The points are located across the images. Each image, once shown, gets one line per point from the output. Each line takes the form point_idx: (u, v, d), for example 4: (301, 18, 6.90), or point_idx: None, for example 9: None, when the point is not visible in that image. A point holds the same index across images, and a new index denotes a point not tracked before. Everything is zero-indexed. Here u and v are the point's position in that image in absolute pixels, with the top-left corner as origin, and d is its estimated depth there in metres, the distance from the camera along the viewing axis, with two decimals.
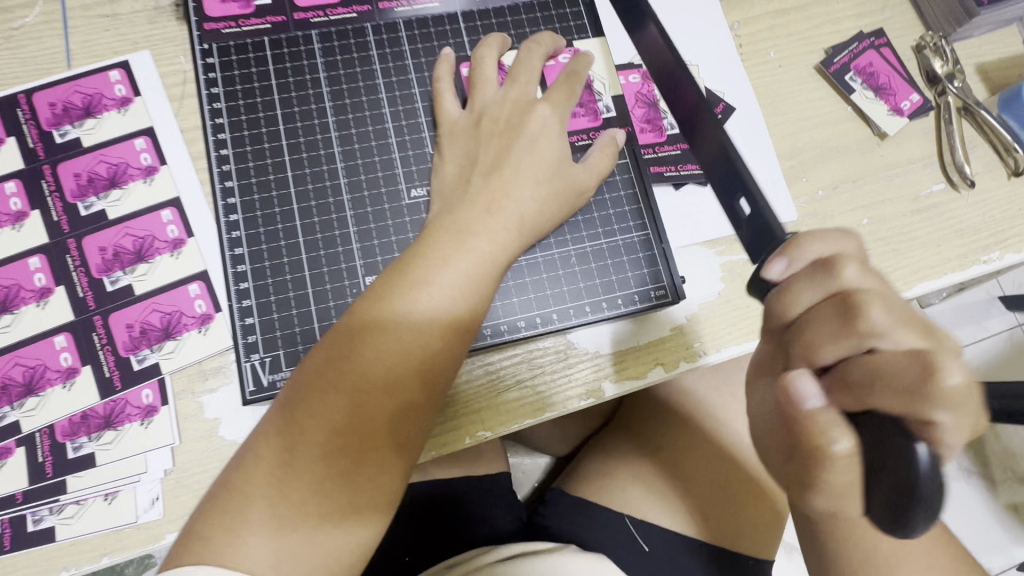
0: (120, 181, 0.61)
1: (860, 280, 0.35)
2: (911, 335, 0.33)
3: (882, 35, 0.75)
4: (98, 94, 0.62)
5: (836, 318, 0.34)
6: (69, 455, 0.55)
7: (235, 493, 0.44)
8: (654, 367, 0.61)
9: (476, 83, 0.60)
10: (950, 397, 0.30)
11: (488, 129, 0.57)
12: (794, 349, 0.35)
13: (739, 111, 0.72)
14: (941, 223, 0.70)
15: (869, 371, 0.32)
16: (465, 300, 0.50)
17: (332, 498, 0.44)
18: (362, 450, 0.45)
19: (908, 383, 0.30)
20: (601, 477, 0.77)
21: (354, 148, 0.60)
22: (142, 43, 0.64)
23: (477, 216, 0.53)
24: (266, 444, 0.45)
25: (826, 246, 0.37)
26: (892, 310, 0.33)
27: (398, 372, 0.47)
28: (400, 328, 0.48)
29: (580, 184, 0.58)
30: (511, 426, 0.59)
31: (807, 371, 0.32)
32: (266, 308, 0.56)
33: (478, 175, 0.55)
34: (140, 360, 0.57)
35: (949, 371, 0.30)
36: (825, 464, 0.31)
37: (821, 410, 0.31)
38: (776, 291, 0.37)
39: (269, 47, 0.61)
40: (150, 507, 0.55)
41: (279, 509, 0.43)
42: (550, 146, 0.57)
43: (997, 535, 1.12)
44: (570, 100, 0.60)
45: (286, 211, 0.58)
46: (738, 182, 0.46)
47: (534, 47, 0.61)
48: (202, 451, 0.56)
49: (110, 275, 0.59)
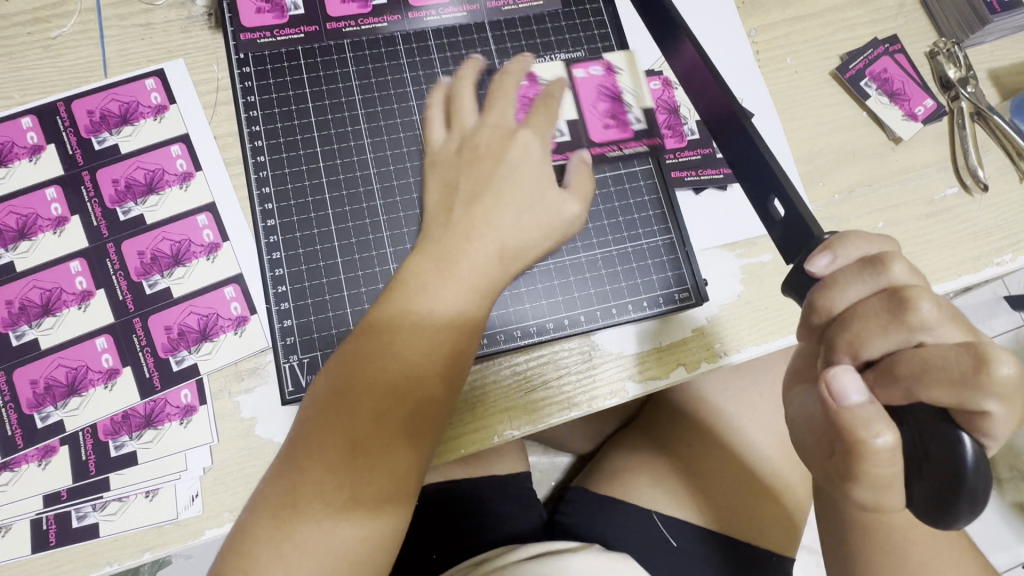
0: (157, 186, 0.63)
1: (907, 278, 0.35)
2: (956, 331, 0.33)
3: (896, 41, 0.77)
4: (135, 102, 0.64)
5: (885, 312, 0.34)
6: (111, 453, 0.56)
7: (265, 507, 0.46)
8: (677, 367, 0.63)
9: (457, 111, 0.57)
10: (1002, 388, 0.30)
11: (470, 156, 0.54)
12: (837, 342, 0.36)
13: (757, 117, 0.74)
14: (955, 226, 0.72)
15: (919, 361, 0.32)
16: (461, 307, 0.50)
17: (347, 513, 0.45)
18: (369, 468, 0.46)
19: (958, 374, 0.31)
20: (620, 475, 0.79)
21: (387, 154, 0.62)
22: (177, 52, 0.66)
23: (457, 248, 0.50)
24: (283, 455, 0.47)
25: (868, 246, 0.38)
26: (942, 304, 0.33)
27: (394, 380, 0.47)
28: (394, 337, 0.48)
29: (568, 217, 0.54)
30: (538, 425, 0.60)
31: (849, 367, 0.34)
32: (304, 310, 0.57)
33: (460, 203, 0.52)
34: (179, 361, 0.59)
35: (998, 360, 0.30)
36: (863, 457, 0.32)
37: (861, 404, 0.32)
38: (820, 285, 0.38)
39: (303, 56, 0.63)
40: (190, 504, 0.56)
41: (297, 518, 0.45)
42: (533, 175, 0.53)
43: (1003, 532, 1.13)
44: (552, 125, 0.56)
45: (321, 216, 0.59)
46: (772, 184, 0.48)
47: (506, 75, 0.57)
48: (240, 449, 0.57)
49: (148, 278, 0.60)
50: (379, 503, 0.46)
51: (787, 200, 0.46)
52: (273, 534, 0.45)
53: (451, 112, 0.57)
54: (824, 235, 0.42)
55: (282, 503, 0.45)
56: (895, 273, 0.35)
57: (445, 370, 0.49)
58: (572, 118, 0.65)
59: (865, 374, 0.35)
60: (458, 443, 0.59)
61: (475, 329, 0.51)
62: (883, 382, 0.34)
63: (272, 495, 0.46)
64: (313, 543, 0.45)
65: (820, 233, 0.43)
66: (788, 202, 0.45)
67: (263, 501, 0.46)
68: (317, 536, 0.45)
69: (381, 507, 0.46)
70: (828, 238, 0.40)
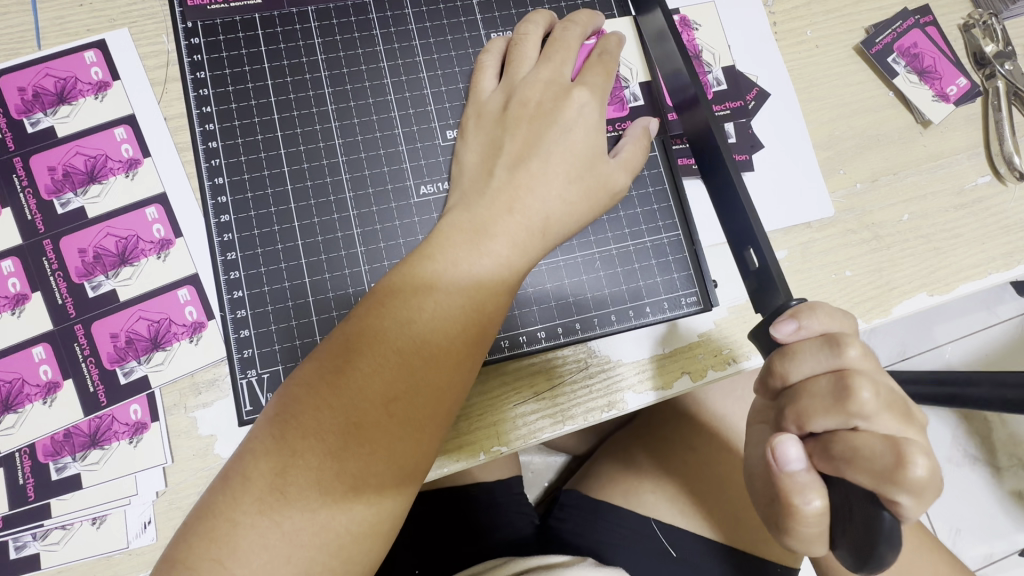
0: (100, 175, 0.55)
1: (861, 360, 0.38)
2: (893, 420, 0.37)
3: (928, 12, 0.69)
4: (73, 78, 0.57)
5: (830, 394, 0.37)
6: (52, 476, 0.51)
7: (221, 518, 0.37)
8: (681, 376, 0.57)
9: (514, 60, 0.53)
10: (914, 484, 0.33)
11: (517, 114, 0.50)
12: (786, 413, 0.40)
13: (774, 97, 0.66)
14: (987, 219, 0.65)
15: (850, 446, 0.36)
16: (487, 291, 0.44)
17: (328, 530, 0.38)
18: (360, 477, 0.39)
19: (880, 466, 0.34)
20: (623, 480, 0.73)
21: (357, 140, 0.54)
22: (120, 20, 0.58)
23: (496, 216, 0.46)
24: (266, 437, 0.39)
25: (831, 321, 0.40)
26: (882, 391, 0.37)
27: (410, 361, 0.41)
28: (412, 311, 0.42)
29: (616, 191, 0.51)
30: (530, 439, 0.55)
31: (792, 436, 0.38)
32: (263, 319, 0.51)
33: (502, 168, 0.48)
34: (127, 373, 0.53)
35: (916, 461, 0.34)
36: (797, 519, 0.38)
37: (798, 471, 0.37)
38: (783, 351, 0.41)
39: (260, 25, 0.55)
40: (142, 531, 0.51)
41: (285, 508, 0.37)
42: (587, 138, 0.49)
43: (998, 519, 1.11)
44: (609, 82, 0.52)
45: (282, 210, 0.52)
46: (747, 234, 0.47)
47: (570, 25, 0.53)
48: (198, 471, 0.52)
49: (91, 279, 0.54)
50: (377, 503, 0.39)
51: (760, 256, 0.45)
52: (251, 526, 0.37)
53: (505, 62, 0.53)
54: (790, 301, 0.43)
55: (267, 487, 0.38)
56: (849, 356, 0.38)
57: (466, 356, 0.43)
58: (646, 78, 0.59)
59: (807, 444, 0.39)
60: (444, 456, 0.54)
61: (500, 314, 0.45)
62: (818, 457, 0.38)
63: (250, 480, 0.38)
64: (297, 539, 0.37)
65: (787, 300, 0.43)
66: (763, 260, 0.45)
67: (238, 486, 0.38)
68: (302, 533, 0.37)
69: (376, 512, 0.39)
70: (796, 305, 0.42)
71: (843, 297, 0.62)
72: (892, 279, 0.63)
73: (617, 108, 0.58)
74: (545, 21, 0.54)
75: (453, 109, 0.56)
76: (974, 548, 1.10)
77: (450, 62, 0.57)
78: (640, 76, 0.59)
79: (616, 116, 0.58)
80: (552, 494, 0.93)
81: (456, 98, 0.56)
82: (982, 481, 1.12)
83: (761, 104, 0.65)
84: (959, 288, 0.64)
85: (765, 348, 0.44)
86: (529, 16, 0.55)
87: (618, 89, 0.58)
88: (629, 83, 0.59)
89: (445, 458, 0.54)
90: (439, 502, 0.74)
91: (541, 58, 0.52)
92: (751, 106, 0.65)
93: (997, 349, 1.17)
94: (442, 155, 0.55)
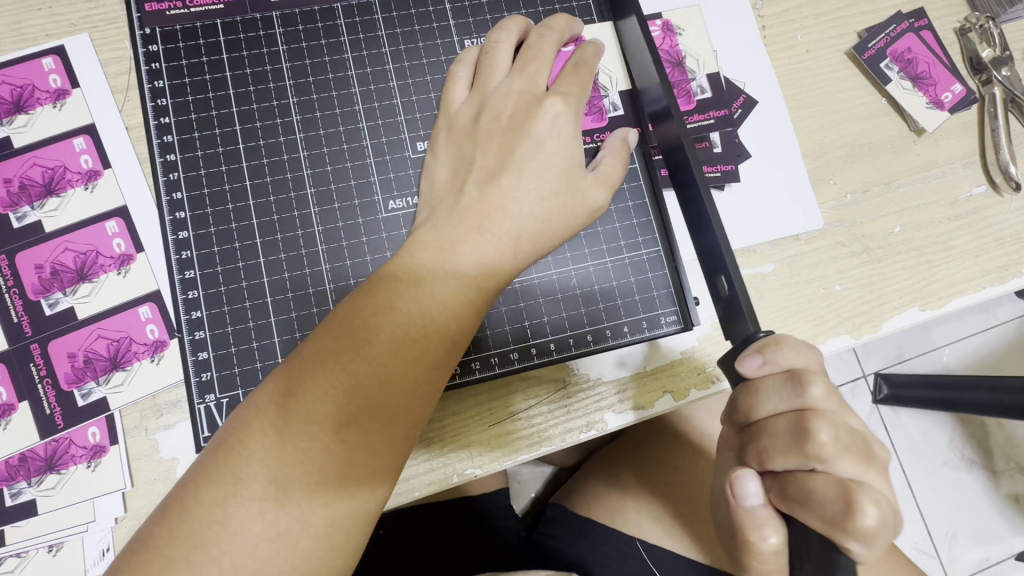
0: (58, 187, 0.53)
1: (825, 399, 0.37)
2: (852, 463, 0.36)
3: (922, 15, 0.66)
4: (30, 85, 0.54)
5: (790, 436, 0.37)
6: (8, 502, 0.49)
7: (156, 554, 0.35)
8: (662, 395, 0.55)
9: (486, 70, 0.51)
10: (863, 533, 0.34)
11: (488, 127, 0.48)
12: (749, 450, 0.39)
13: (761, 104, 0.64)
14: (982, 230, 0.63)
15: (806, 490, 0.36)
16: (451, 312, 0.42)
17: (271, 566, 0.36)
18: (309, 508, 0.37)
19: (832, 512, 0.35)
20: (607, 497, 0.71)
21: (323, 151, 0.52)
22: (80, 24, 0.56)
23: (465, 234, 0.44)
24: (210, 465, 0.37)
25: (797, 356, 0.38)
26: (842, 434, 0.36)
27: (366, 385, 0.39)
28: (370, 331, 0.40)
29: (592, 206, 0.48)
30: (505, 462, 0.53)
31: (747, 475, 0.38)
32: (222, 341, 0.49)
33: (472, 184, 0.46)
34: (85, 394, 0.51)
35: (866, 509, 0.34)
36: (753, 555, 0.39)
37: (756, 507, 0.38)
38: (747, 387, 0.40)
39: (222, 31, 0.53)
40: (99, 559, 0.49)
41: (223, 543, 0.35)
42: (561, 152, 0.47)
43: (996, 525, 1.10)
44: (585, 93, 0.49)
45: (244, 226, 0.50)
46: (720, 262, 0.46)
47: (545, 32, 0.51)
48: (159, 495, 0.50)
49: (48, 296, 0.52)
50: (327, 537, 0.37)
51: (729, 281, 0.45)
52: (187, 562, 0.35)
53: (477, 73, 0.51)
54: (758, 332, 0.42)
55: (206, 520, 0.35)
56: (813, 396, 0.37)
57: (427, 380, 0.41)
58: (625, 87, 0.57)
59: (767, 480, 0.39)
60: (415, 482, 0.52)
61: (466, 335, 0.43)
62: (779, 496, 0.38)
63: (189, 511, 0.36)
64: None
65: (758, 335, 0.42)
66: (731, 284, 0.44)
67: (176, 518, 0.36)
68: (243, 570, 0.35)
69: (325, 548, 0.37)
70: (764, 336, 0.40)
71: (832, 312, 0.60)
72: (883, 293, 0.61)
73: (595, 118, 0.56)
74: (519, 29, 0.52)
75: (424, 119, 0.54)
76: (971, 553, 1.08)
77: (422, 70, 0.55)
78: (620, 84, 0.57)
79: (593, 127, 0.56)
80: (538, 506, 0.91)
81: (427, 108, 0.54)
82: (978, 486, 1.10)
83: (747, 112, 0.63)
84: (953, 302, 0.62)
85: (731, 377, 0.42)
86: (502, 23, 0.52)
87: (597, 99, 0.56)
88: (608, 91, 0.57)
89: (416, 483, 0.52)
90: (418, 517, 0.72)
91: (514, 68, 0.50)
92: (738, 114, 0.63)
93: (994, 354, 1.15)
94: (411, 167, 0.53)
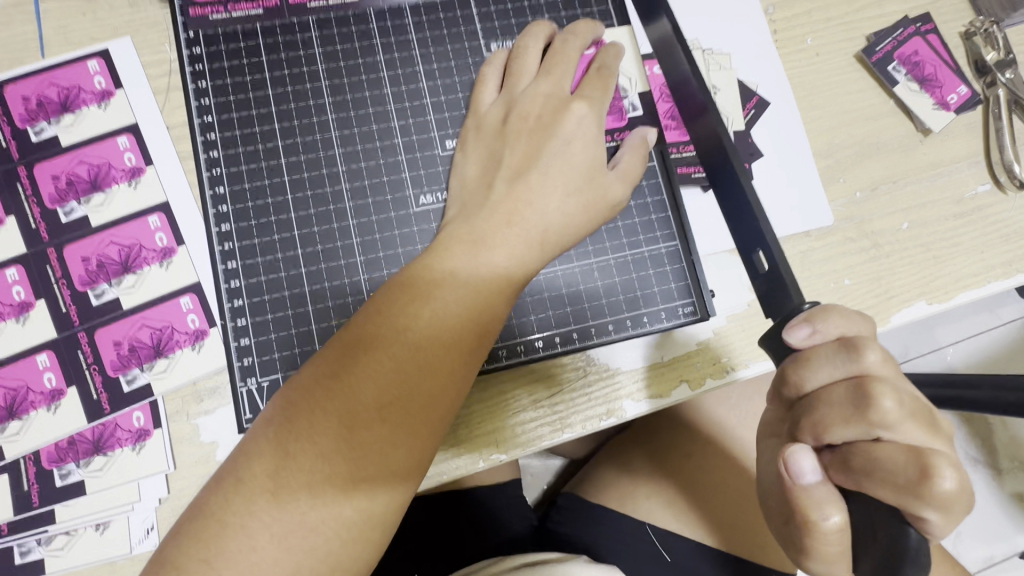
0: (103, 183, 0.56)
1: (881, 366, 0.39)
2: (917, 429, 0.38)
3: (928, 20, 0.69)
4: (76, 87, 0.57)
5: (850, 404, 0.39)
6: (57, 483, 0.52)
7: (213, 519, 0.38)
8: (679, 384, 0.58)
9: (514, 73, 0.53)
10: (939, 499, 0.35)
11: (516, 127, 0.50)
12: (805, 423, 0.41)
13: (773, 105, 0.66)
14: (987, 228, 0.66)
15: (868, 456, 0.38)
16: (483, 301, 0.44)
17: (317, 533, 0.38)
18: (355, 480, 0.39)
19: (903, 479, 0.36)
20: (616, 484, 0.74)
21: (357, 149, 0.55)
22: (123, 28, 0.58)
23: (496, 228, 0.46)
24: (262, 440, 0.39)
25: (849, 325, 0.41)
26: (903, 402, 0.38)
27: (406, 368, 0.41)
28: (409, 318, 0.42)
29: (614, 200, 0.50)
30: (527, 447, 0.55)
31: (802, 450, 0.40)
32: (262, 328, 0.51)
33: (501, 180, 0.49)
34: (129, 380, 0.53)
35: (942, 475, 0.36)
36: (814, 535, 0.39)
37: (812, 483, 0.39)
38: (796, 359, 0.42)
39: (262, 35, 0.55)
40: (145, 537, 0.52)
41: (273, 511, 0.38)
42: (586, 151, 0.49)
43: (1001, 523, 1.11)
44: (608, 95, 0.52)
45: (282, 219, 0.53)
46: (758, 236, 0.46)
47: (570, 36, 0.54)
48: (201, 477, 0.52)
49: (95, 287, 0.54)
50: (369, 508, 0.39)
51: (770, 257, 0.45)
52: (240, 527, 0.37)
53: (506, 75, 0.54)
54: (804, 304, 0.43)
55: (259, 489, 0.38)
56: (868, 362, 0.39)
57: (461, 365, 0.43)
58: (643, 88, 0.59)
59: (825, 456, 0.41)
60: (443, 464, 0.54)
61: (496, 324, 0.45)
62: (840, 469, 0.39)
63: (243, 482, 0.38)
64: (286, 542, 0.37)
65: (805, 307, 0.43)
66: (772, 260, 0.45)
67: (230, 489, 0.38)
68: (293, 536, 0.37)
69: (368, 520, 0.39)
70: (809, 307, 0.43)
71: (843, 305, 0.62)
72: (891, 288, 0.63)
73: (615, 118, 0.58)
74: (545, 33, 0.54)
75: (453, 119, 0.56)
76: (976, 550, 1.10)
77: (450, 72, 0.57)
78: (638, 86, 0.59)
79: (614, 127, 0.58)
80: (551, 497, 0.93)
81: (456, 108, 0.56)
82: (984, 483, 1.12)
83: (760, 113, 0.66)
84: (958, 297, 0.64)
85: (775, 356, 0.44)
86: (530, 28, 0.55)
87: (617, 99, 0.58)
88: (628, 93, 0.59)
89: (444, 465, 0.54)
90: (439, 504, 0.74)
91: (541, 72, 0.52)
92: (750, 115, 0.65)
93: (998, 352, 1.17)
94: (440, 165, 0.55)
